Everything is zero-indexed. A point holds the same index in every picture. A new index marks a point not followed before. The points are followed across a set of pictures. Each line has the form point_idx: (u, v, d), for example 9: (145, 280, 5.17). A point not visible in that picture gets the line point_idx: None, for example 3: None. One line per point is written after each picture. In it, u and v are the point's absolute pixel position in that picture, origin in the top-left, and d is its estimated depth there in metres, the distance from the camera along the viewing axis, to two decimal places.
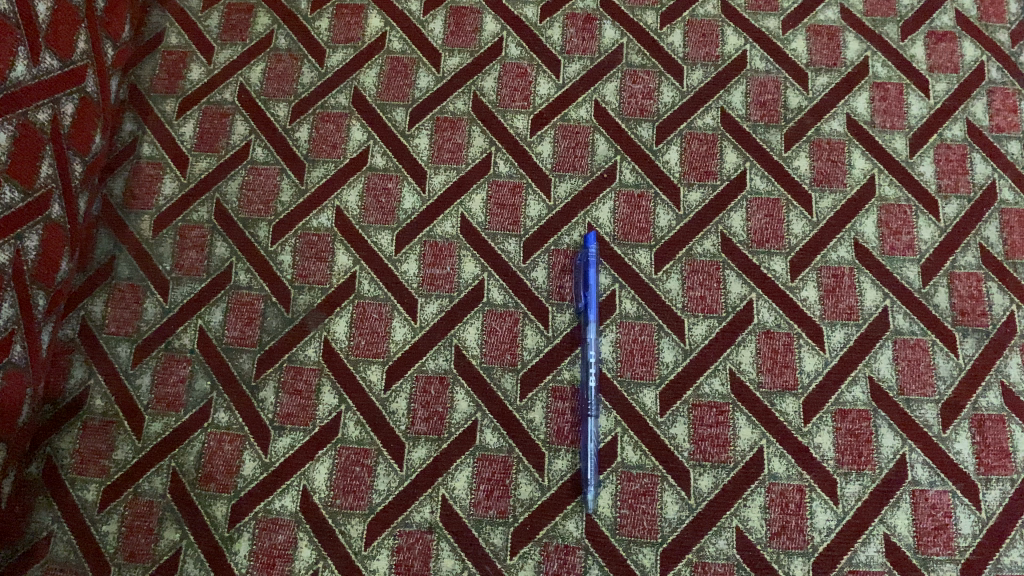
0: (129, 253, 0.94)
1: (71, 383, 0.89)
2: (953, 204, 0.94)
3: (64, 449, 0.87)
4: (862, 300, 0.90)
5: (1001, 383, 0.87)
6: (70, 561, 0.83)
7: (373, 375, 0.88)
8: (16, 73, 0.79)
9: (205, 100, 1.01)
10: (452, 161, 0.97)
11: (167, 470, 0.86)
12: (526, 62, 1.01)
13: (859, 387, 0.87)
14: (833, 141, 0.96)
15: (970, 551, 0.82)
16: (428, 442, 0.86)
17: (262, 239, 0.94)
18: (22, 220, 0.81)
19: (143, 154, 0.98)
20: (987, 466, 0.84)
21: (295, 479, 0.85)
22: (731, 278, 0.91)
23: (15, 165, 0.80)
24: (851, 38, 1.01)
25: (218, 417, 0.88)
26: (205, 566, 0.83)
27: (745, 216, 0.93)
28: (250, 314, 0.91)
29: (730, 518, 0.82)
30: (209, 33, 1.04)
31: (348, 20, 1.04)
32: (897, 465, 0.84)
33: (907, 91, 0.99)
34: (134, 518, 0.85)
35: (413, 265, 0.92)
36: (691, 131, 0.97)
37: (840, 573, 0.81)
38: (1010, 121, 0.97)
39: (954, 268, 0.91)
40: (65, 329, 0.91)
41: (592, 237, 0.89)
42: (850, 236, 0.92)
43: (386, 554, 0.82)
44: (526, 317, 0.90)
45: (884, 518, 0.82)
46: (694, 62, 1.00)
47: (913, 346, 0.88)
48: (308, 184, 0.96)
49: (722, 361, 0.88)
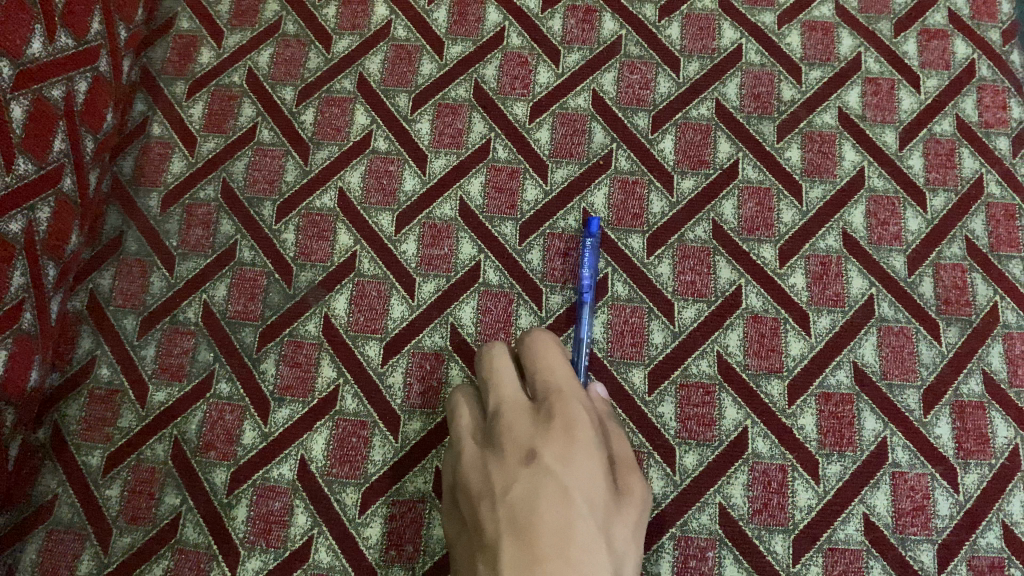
0: (137, 229, 0.97)
1: (78, 352, 0.93)
2: (940, 197, 0.96)
3: (71, 416, 0.90)
4: (848, 287, 0.92)
5: (982, 371, 0.90)
6: (74, 523, 0.87)
7: (371, 350, 0.91)
8: (33, 50, 0.81)
9: (214, 83, 1.04)
10: (452, 145, 0.99)
11: (169, 438, 0.89)
12: (527, 52, 1.03)
13: (843, 371, 0.89)
14: (824, 133, 0.99)
15: (947, 532, 0.84)
16: (422, 416, 0.88)
17: (267, 218, 0.97)
18: (35, 192, 0.84)
19: (152, 133, 1.01)
20: (966, 451, 0.87)
21: (293, 449, 0.88)
22: (721, 264, 0.93)
23: (30, 138, 0.82)
24: (845, 34, 1.03)
25: (220, 388, 0.91)
26: (203, 530, 0.86)
27: (736, 204, 0.95)
28: (253, 290, 0.94)
29: (713, 494, 0.85)
30: (220, 18, 1.07)
31: (355, 8, 1.06)
32: (878, 448, 0.87)
33: (898, 87, 1.01)
34: (136, 483, 0.88)
35: (412, 246, 0.95)
36: (686, 121, 0.99)
37: (820, 550, 0.83)
38: (999, 118, 0.99)
39: (940, 259, 0.94)
40: (74, 301, 0.94)
41: (594, 222, 0.92)
42: (838, 226, 0.95)
43: (379, 523, 0.85)
44: (520, 297, 0.92)
45: (864, 498, 0.85)
46: (691, 54, 1.03)
47: (897, 333, 0.91)
48: (311, 166, 0.99)
49: (710, 343, 0.90)
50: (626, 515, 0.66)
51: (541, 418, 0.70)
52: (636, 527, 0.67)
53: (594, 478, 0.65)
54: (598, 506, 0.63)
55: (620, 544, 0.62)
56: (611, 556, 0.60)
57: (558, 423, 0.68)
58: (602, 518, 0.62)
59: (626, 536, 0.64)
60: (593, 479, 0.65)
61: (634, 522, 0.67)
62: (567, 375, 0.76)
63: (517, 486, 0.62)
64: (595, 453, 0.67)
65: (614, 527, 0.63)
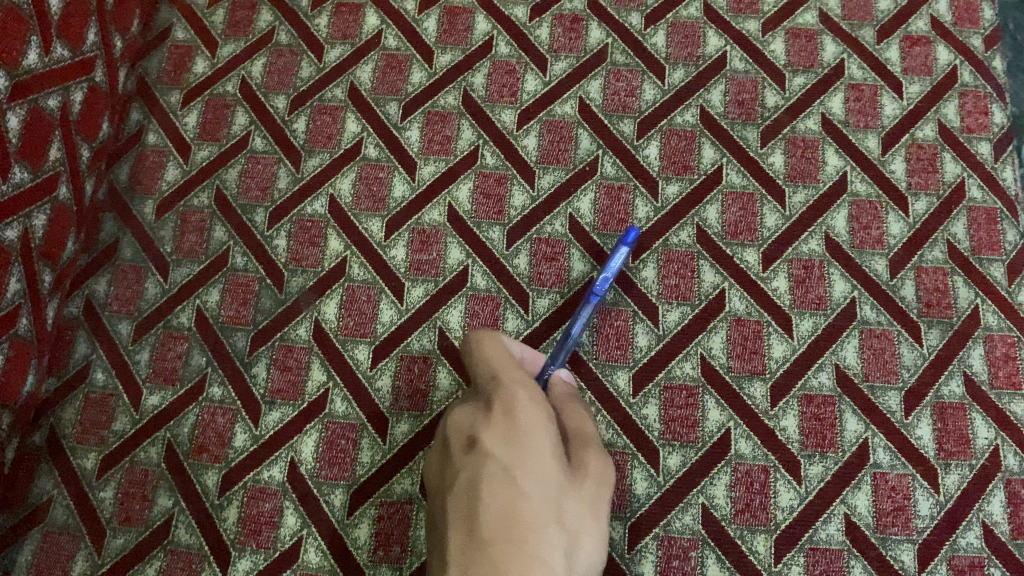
0: (132, 236, 0.99)
1: (74, 357, 0.94)
2: (922, 201, 0.97)
3: (66, 420, 0.92)
4: (830, 291, 0.94)
5: (963, 373, 0.91)
6: (69, 524, 0.88)
7: (360, 354, 0.93)
8: (29, 61, 0.84)
9: (208, 92, 1.06)
10: (441, 152, 1.01)
11: (163, 440, 0.91)
12: (515, 60, 1.05)
13: (825, 374, 0.90)
14: (807, 139, 1.00)
15: (927, 532, 0.85)
16: (410, 418, 0.90)
17: (259, 224, 0.99)
18: (31, 200, 0.85)
19: (148, 142, 1.03)
20: (946, 452, 0.88)
21: (284, 451, 0.89)
22: (705, 268, 0.94)
23: (27, 147, 0.84)
24: (829, 40, 1.05)
25: (212, 392, 0.92)
26: (195, 531, 0.88)
27: (720, 209, 0.97)
28: (245, 295, 0.96)
29: (696, 495, 0.86)
30: (214, 28, 1.09)
31: (347, 18, 1.08)
32: (859, 449, 0.88)
33: (881, 93, 1.02)
34: (130, 485, 0.89)
35: (401, 251, 0.97)
36: (671, 127, 1.01)
37: (801, 550, 0.85)
38: (981, 123, 1.01)
39: (922, 262, 0.95)
40: (70, 306, 0.96)
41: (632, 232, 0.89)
42: (821, 230, 0.96)
43: (368, 523, 0.87)
44: (507, 301, 0.94)
45: (845, 499, 0.86)
46: (676, 62, 1.04)
47: (879, 336, 0.92)
48: (303, 173, 1.01)
49: (693, 346, 0.91)
50: (575, 494, 0.68)
51: (485, 410, 0.72)
52: (588, 506, 0.70)
53: (542, 460, 0.67)
54: (546, 485, 0.65)
55: (569, 521, 0.65)
56: (558, 532, 0.63)
57: (501, 412, 0.71)
58: (550, 496, 0.65)
59: (575, 513, 0.67)
60: (541, 460, 0.67)
61: (583, 501, 0.69)
62: (513, 370, 0.79)
63: (461, 477, 0.65)
64: (542, 437, 0.69)
65: (562, 504, 0.66)
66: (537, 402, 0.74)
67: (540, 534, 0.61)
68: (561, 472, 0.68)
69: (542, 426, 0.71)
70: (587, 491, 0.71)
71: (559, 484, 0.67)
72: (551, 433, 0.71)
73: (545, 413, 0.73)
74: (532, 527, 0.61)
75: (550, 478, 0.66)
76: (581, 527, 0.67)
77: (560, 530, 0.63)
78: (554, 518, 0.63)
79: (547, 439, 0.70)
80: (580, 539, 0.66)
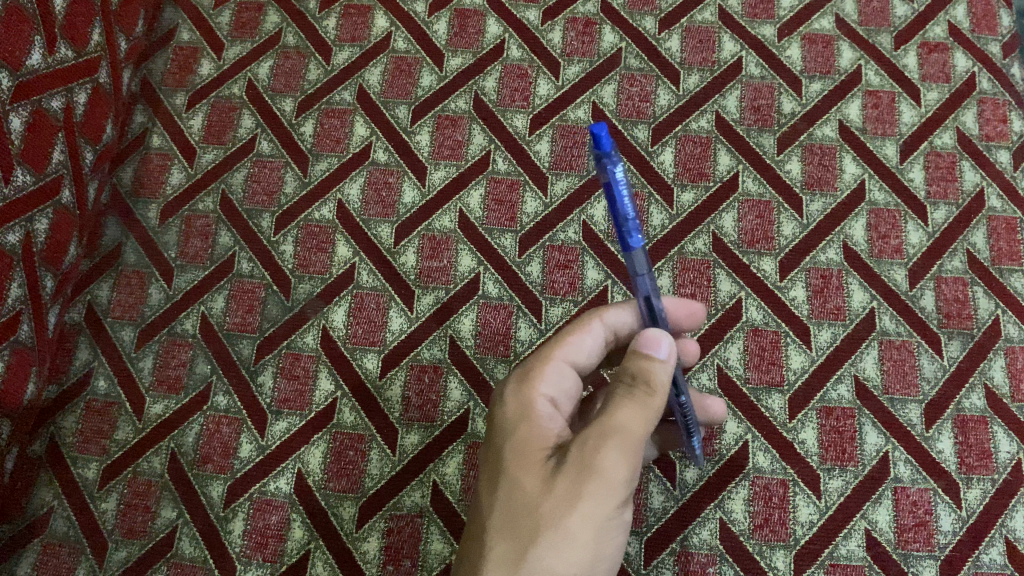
0: (136, 241, 0.97)
1: (75, 364, 0.92)
2: (941, 210, 0.95)
3: (67, 429, 0.90)
4: (849, 300, 0.92)
5: (984, 385, 0.89)
6: (69, 537, 0.86)
7: (369, 363, 0.90)
8: (32, 61, 0.82)
9: (214, 94, 1.04)
10: (452, 157, 0.99)
11: (166, 451, 0.89)
12: (527, 64, 1.03)
13: (844, 386, 0.89)
14: (824, 146, 0.98)
15: (949, 548, 0.83)
16: (421, 429, 0.88)
17: (265, 229, 0.97)
18: (34, 204, 0.83)
19: (152, 145, 1.01)
20: (968, 465, 0.86)
21: (291, 462, 0.87)
22: (721, 277, 0.93)
23: (29, 149, 0.82)
24: (845, 46, 1.03)
25: (217, 401, 0.90)
26: (200, 544, 0.85)
27: (736, 217, 0.95)
28: (251, 301, 0.94)
29: (714, 509, 0.85)
30: (221, 30, 1.07)
31: (355, 20, 1.07)
32: (879, 462, 0.86)
33: (899, 100, 1.00)
34: (132, 496, 0.87)
35: (411, 258, 0.95)
36: (686, 133, 0.99)
37: (821, 567, 0.83)
38: (1000, 131, 0.98)
39: (941, 272, 0.93)
40: (71, 312, 0.94)
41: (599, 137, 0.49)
42: (839, 239, 0.94)
43: (377, 537, 0.84)
44: (520, 310, 0.92)
45: (866, 514, 0.84)
46: (691, 67, 1.03)
47: (899, 347, 0.90)
48: (311, 178, 0.99)
49: (710, 357, 0.90)
50: (541, 494, 0.57)
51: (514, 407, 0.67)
52: (573, 501, 0.56)
53: (500, 464, 0.60)
54: (495, 493, 0.59)
55: (518, 527, 0.57)
56: (499, 546, 0.57)
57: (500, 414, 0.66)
58: (497, 505, 0.59)
59: (535, 517, 0.57)
60: (500, 464, 0.61)
61: (561, 497, 0.57)
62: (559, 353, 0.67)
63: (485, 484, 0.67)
64: (516, 433, 0.61)
65: (514, 513, 0.58)
66: (526, 385, 0.64)
67: (472, 554, 0.58)
68: (531, 470, 0.59)
69: (515, 419, 0.62)
70: (576, 484, 0.57)
71: (520, 486, 0.58)
72: (528, 424, 0.62)
73: (530, 397, 0.63)
74: (471, 544, 0.59)
75: (506, 483, 0.59)
76: (544, 533, 0.56)
77: (502, 543, 0.57)
78: (494, 530, 0.58)
79: (520, 434, 0.61)
80: (537, 549, 0.56)
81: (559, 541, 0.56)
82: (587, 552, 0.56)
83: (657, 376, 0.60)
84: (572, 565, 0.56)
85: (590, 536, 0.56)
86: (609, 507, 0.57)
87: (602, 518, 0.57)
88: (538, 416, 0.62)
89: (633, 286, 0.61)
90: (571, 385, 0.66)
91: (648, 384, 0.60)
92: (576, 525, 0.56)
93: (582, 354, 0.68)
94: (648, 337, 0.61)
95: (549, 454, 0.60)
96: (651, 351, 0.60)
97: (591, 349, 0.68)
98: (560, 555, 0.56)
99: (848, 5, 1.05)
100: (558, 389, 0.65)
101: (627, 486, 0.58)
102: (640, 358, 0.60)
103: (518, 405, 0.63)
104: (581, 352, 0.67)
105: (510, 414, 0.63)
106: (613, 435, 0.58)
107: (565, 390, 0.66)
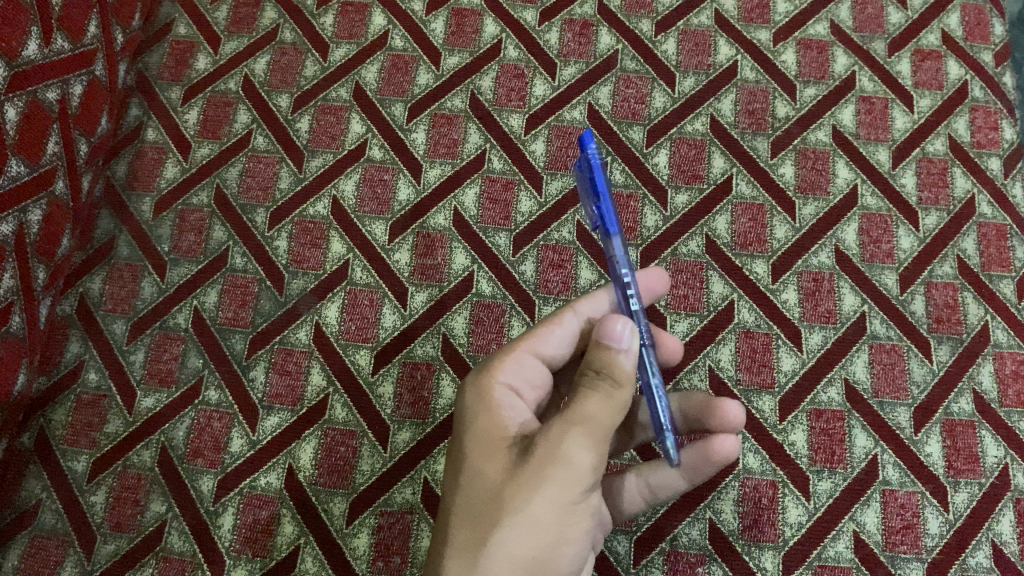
0: (129, 234, 0.97)
1: (66, 357, 0.92)
2: (932, 216, 0.96)
3: (57, 421, 0.89)
4: (840, 304, 0.92)
5: (973, 390, 0.89)
6: (57, 529, 0.86)
7: (361, 359, 0.90)
8: (28, 52, 0.81)
9: (210, 89, 1.04)
10: (448, 155, 0.99)
11: (157, 444, 0.88)
12: (523, 64, 1.04)
13: (835, 389, 0.89)
14: (818, 150, 0.99)
15: (936, 551, 0.84)
16: (412, 426, 0.88)
17: (259, 224, 0.97)
18: (27, 194, 0.83)
19: (147, 138, 1.01)
20: (956, 469, 0.87)
21: (281, 457, 0.87)
22: (713, 279, 0.93)
23: (24, 140, 0.82)
24: (840, 52, 1.04)
25: (208, 395, 0.90)
26: (189, 538, 0.85)
27: (729, 219, 0.96)
28: (244, 296, 0.94)
29: (704, 510, 0.86)
30: (218, 25, 1.07)
31: (353, 17, 1.07)
32: (869, 465, 0.87)
33: (892, 106, 1.01)
34: (122, 490, 0.87)
35: (404, 255, 0.95)
36: (680, 136, 1.00)
37: (808, 568, 0.83)
38: (991, 139, 0.99)
39: (932, 277, 0.93)
40: (63, 304, 0.94)
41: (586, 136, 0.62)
42: (831, 243, 0.95)
43: (367, 533, 0.84)
44: (514, 309, 0.92)
45: (854, 516, 0.85)
46: (686, 70, 1.03)
47: (889, 351, 0.91)
48: (306, 174, 0.99)
49: (701, 358, 0.91)
50: (502, 482, 0.58)
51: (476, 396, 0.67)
52: (536, 487, 0.57)
53: (461, 454, 0.61)
54: (457, 482, 0.60)
55: (480, 514, 0.58)
56: (461, 533, 0.58)
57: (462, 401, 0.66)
58: (459, 493, 0.59)
59: (496, 504, 0.57)
60: (461, 452, 0.61)
61: (522, 485, 0.57)
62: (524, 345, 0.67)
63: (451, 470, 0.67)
64: (476, 422, 0.62)
65: (476, 501, 0.58)
66: (486, 373, 0.65)
67: (437, 543, 0.59)
68: (492, 458, 0.60)
69: (475, 407, 0.63)
70: (539, 470, 0.57)
71: (481, 474, 0.59)
72: (488, 412, 0.62)
73: (489, 386, 0.64)
74: (436, 533, 0.60)
75: (468, 472, 0.60)
76: (504, 519, 0.57)
77: (464, 529, 0.58)
78: (456, 518, 0.58)
79: (480, 422, 0.62)
80: (496, 535, 0.57)
81: (523, 527, 0.57)
82: (549, 536, 0.57)
83: (620, 367, 0.59)
84: (534, 548, 0.57)
85: (553, 523, 0.58)
86: (574, 491, 0.58)
87: (565, 503, 0.58)
88: (500, 404, 0.62)
89: (610, 270, 0.66)
90: (534, 373, 0.66)
91: (614, 376, 0.59)
92: (539, 510, 0.57)
93: (550, 343, 0.68)
94: (610, 329, 0.60)
95: (511, 443, 0.61)
96: (611, 342, 0.59)
97: (558, 339, 0.68)
98: (522, 541, 0.57)
99: (843, 11, 1.06)
100: (520, 379, 0.65)
101: (593, 470, 0.59)
102: (603, 350, 0.59)
103: (477, 395, 0.63)
104: (547, 341, 0.68)
105: (469, 403, 0.64)
106: (576, 421, 0.58)
107: (528, 378, 0.66)
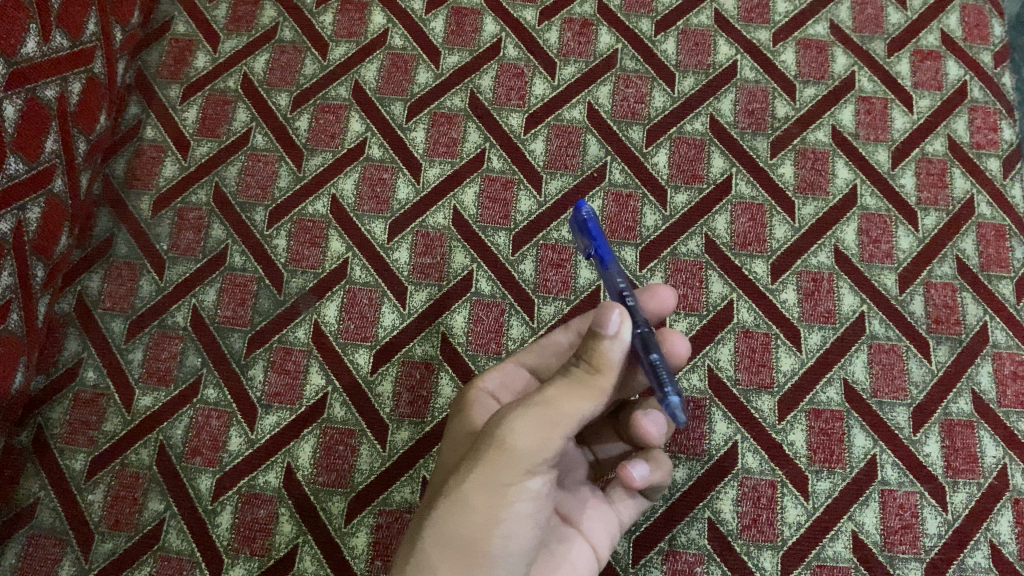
0: (128, 232, 0.97)
1: (64, 355, 0.92)
2: (931, 216, 0.96)
3: (55, 419, 0.89)
4: (839, 304, 0.92)
5: (971, 391, 0.89)
6: (55, 528, 0.86)
7: (360, 358, 0.90)
8: (27, 49, 0.81)
9: (209, 87, 1.03)
10: (447, 154, 0.99)
11: (155, 443, 0.88)
12: (523, 63, 1.04)
13: (834, 389, 0.89)
14: (817, 150, 0.99)
15: (935, 551, 0.84)
16: (411, 425, 0.88)
17: (258, 223, 0.97)
18: (26, 192, 0.83)
19: (146, 136, 1.01)
20: (954, 470, 0.87)
21: (280, 456, 0.87)
22: (713, 278, 0.93)
23: (23, 138, 0.81)
24: (839, 52, 1.04)
25: (207, 393, 0.90)
26: (187, 537, 0.85)
27: (729, 219, 0.96)
28: (243, 295, 0.94)
29: (703, 509, 0.86)
30: (217, 23, 1.06)
31: (352, 16, 1.07)
32: (868, 465, 0.87)
33: (891, 106, 1.01)
34: (120, 488, 0.87)
35: (404, 254, 0.94)
36: (680, 135, 1.00)
37: (807, 568, 0.83)
38: (990, 139, 0.99)
39: (931, 277, 0.93)
40: (61, 302, 0.94)
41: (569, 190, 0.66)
42: (831, 243, 0.95)
43: (365, 532, 0.84)
44: (512, 308, 0.92)
45: (853, 516, 0.85)
46: (686, 69, 1.03)
47: (888, 351, 0.91)
48: (306, 172, 0.99)
49: (700, 358, 0.90)
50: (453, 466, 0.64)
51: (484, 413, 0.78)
52: (470, 466, 0.60)
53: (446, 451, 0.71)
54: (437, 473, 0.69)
55: (434, 496, 0.64)
56: (419, 512, 0.64)
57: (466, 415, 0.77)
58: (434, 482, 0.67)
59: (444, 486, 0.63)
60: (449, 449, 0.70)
61: (460, 469, 0.61)
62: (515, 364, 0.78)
63: None
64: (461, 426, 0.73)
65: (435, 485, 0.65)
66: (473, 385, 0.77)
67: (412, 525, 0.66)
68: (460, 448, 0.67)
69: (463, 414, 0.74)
70: (474, 451, 0.61)
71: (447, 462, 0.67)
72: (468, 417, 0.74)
73: (472, 395, 0.76)
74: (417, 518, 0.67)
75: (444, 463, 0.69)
76: (443, 499, 0.61)
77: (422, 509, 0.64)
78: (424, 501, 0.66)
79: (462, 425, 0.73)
80: (434, 509, 0.61)
81: (454, 505, 0.60)
82: (479, 514, 0.59)
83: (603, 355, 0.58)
84: (463, 524, 0.59)
85: (486, 506, 0.59)
86: (504, 470, 0.59)
87: (496, 481, 0.59)
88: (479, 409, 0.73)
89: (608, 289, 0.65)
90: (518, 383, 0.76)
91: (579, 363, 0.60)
92: (467, 487, 0.60)
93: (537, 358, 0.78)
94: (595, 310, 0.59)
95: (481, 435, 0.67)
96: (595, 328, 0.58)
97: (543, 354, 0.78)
98: (453, 518, 0.59)
99: (843, 12, 1.06)
100: (501, 388, 0.76)
101: (529, 451, 0.58)
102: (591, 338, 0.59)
103: (466, 405, 0.75)
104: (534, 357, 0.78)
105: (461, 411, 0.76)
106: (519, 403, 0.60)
107: (510, 386, 0.76)
